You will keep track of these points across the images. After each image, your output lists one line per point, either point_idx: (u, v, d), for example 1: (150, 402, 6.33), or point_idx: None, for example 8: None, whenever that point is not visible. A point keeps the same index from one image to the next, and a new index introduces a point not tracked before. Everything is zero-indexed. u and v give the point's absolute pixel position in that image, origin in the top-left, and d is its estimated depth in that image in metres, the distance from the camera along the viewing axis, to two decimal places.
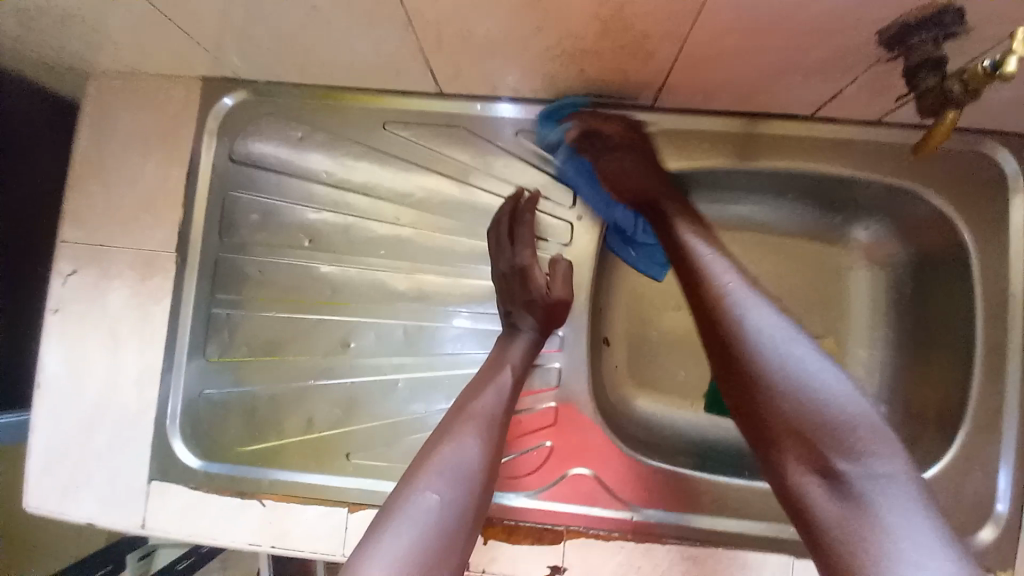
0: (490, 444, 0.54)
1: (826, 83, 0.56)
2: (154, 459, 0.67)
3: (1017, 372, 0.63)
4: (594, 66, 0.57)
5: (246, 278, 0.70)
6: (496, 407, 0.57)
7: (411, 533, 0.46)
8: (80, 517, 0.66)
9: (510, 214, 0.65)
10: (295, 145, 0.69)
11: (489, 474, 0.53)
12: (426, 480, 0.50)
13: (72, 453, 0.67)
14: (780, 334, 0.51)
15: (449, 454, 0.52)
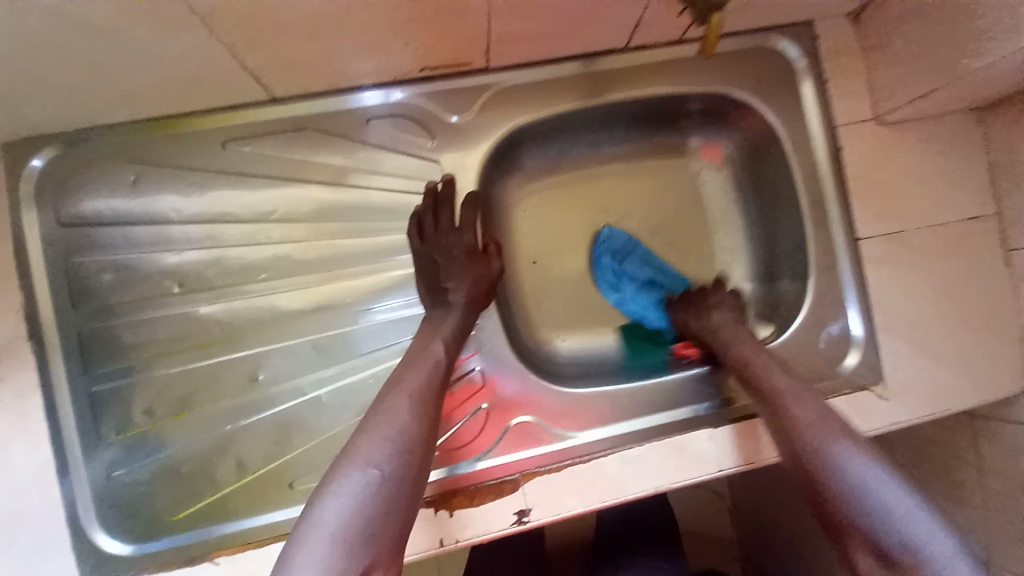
0: (425, 417, 0.55)
1: (627, 13, 0.62)
2: (80, 560, 0.61)
3: (840, 221, 0.75)
4: (418, 40, 0.58)
5: (122, 344, 0.64)
6: (428, 379, 0.58)
7: (350, 503, 0.47)
8: None
9: (434, 203, 0.68)
10: (131, 189, 0.63)
11: (426, 443, 0.54)
12: (365, 452, 0.51)
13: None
14: (789, 382, 0.64)
15: (385, 428, 0.53)
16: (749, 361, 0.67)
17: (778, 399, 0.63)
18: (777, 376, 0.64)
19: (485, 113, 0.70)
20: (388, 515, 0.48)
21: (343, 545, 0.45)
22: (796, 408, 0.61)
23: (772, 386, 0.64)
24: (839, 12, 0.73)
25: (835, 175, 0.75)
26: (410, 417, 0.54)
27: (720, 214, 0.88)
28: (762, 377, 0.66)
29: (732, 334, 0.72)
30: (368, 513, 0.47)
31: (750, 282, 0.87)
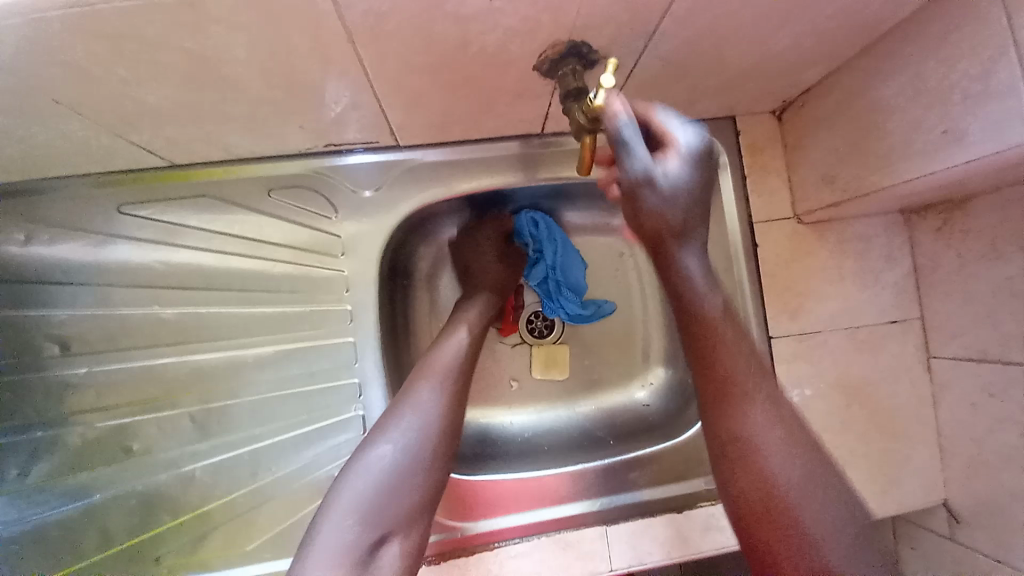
0: (453, 394, 0.59)
1: (531, 106, 0.61)
2: None
3: (754, 317, 0.73)
4: (311, 124, 0.58)
5: (2, 400, 0.63)
6: (454, 363, 0.63)
7: (377, 474, 0.50)
8: None
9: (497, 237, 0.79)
10: (21, 247, 0.63)
11: (450, 421, 0.57)
12: (405, 422, 0.54)
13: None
14: (772, 428, 0.51)
15: (414, 407, 0.56)
16: (736, 428, 0.52)
17: (760, 461, 0.50)
18: (756, 423, 0.51)
19: (397, 188, 0.69)
20: (407, 489, 0.51)
21: (366, 513, 0.48)
22: (770, 462, 0.49)
23: (755, 467, 0.50)
24: (761, 109, 0.72)
25: (749, 270, 0.74)
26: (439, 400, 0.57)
27: (642, 294, 0.86)
28: (737, 416, 0.52)
29: (691, 286, 0.56)
30: (394, 485, 0.50)
31: (666, 367, 0.83)
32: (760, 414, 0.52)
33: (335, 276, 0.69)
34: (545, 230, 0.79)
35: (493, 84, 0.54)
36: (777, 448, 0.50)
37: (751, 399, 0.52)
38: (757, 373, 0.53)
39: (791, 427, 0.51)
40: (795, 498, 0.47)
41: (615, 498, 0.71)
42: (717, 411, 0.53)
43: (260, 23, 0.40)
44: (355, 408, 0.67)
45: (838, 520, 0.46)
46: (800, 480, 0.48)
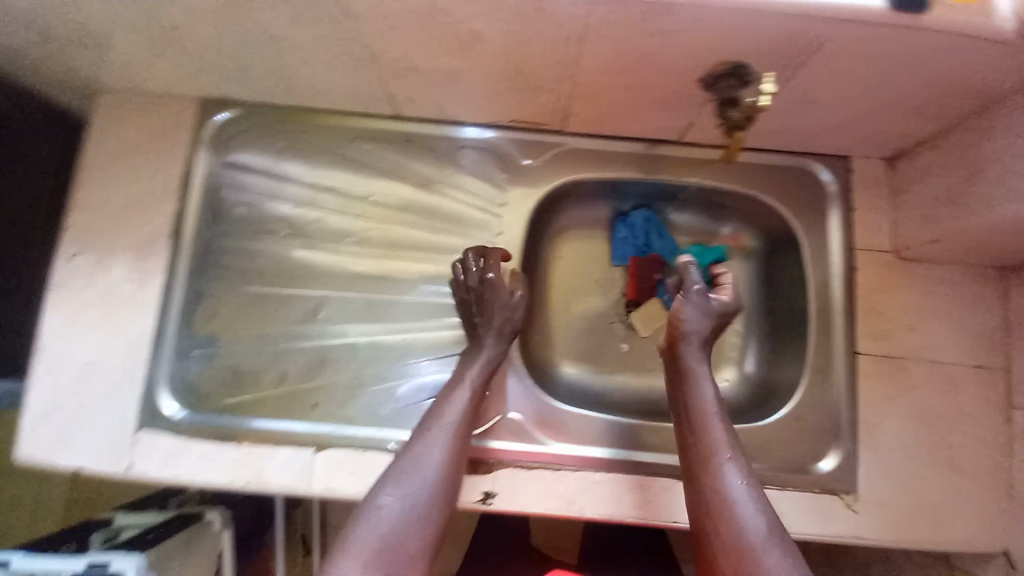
0: (456, 449, 0.67)
1: (683, 113, 0.77)
2: (143, 410, 0.77)
3: (842, 332, 0.82)
4: (514, 97, 0.77)
5: (235, 259, 0.84)
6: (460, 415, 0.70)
7: (387, 527, 0.59)
8: (68, 466, 0.75)
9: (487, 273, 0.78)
10: (277, 152, 0.85)
11: (451, 486, 0.64)
12: (409, 485, 0.63)
13: (63, 407, 0.76)
14: (740, 487, 0.63)
15: (428, 460, 0.65)
16: (705, 464, 0.65)
17: (734, 509, 0.62)
18: (727, 482, 0.64)
19: (552, 163, 0.87)
20: (405, 545, 0.59)
21: (376, 558, 0.57)
22: (741, 521, 0.61)
23: (728, 518, 0.61)
24: (874, 155, 0.84)
25: (842, 288, 0.83)
26: (450, 456, 0.66)
27: (735, 303, 0.95)
28: (714, 486, 0.64)
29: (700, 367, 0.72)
30: (405, 532, 0.59)
31: (746, 365, 0.93)
32: (727, 469, 0.65)
33: (494, 221, 0.86)
34: (656, 228, 0.95)
35: (663, 85, 0.70)
36: (739, 495, 0.63)
37: (725, 465, 0.65)
38: (724, 436, 0.67)
39: (753, 481, 0.64)
40: (759, 545, 0.59)
41: (643, 452, 0.80)
42: (695, 456, 0.67)
43: (530, 11, 0.59)
44: None
45: (791, 558, 0.58)
46: (761, 527, 0.60)
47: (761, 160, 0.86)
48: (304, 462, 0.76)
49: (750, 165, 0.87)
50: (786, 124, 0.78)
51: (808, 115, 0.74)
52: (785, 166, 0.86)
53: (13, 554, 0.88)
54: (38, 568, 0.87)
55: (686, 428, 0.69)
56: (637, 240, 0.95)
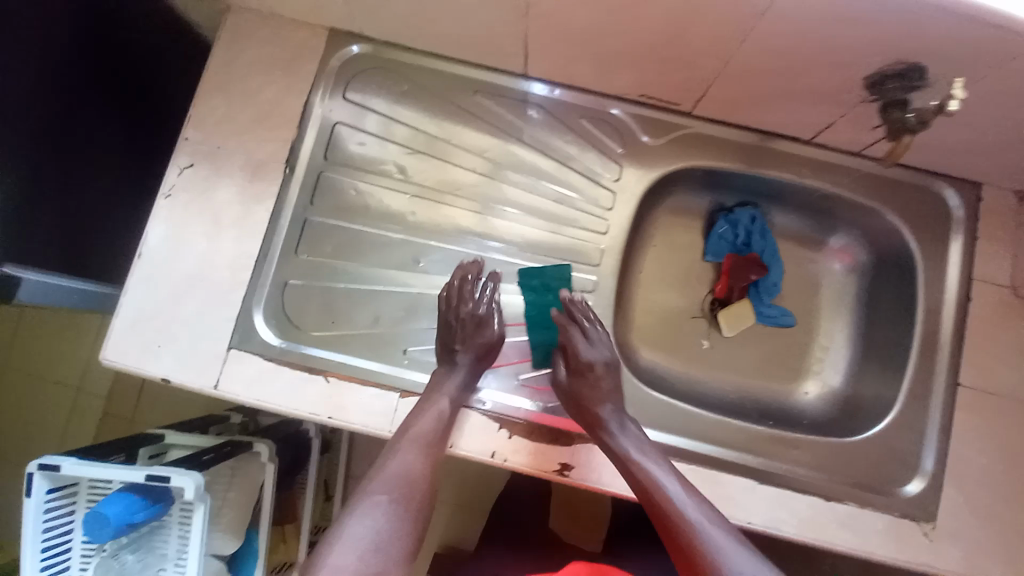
0: (431, 454, 0.67)
1: (828, 111, 0.74)
2: (236, 328, 0.77)
3: (946, 362, 0.79)
4: (655, 72, 0.74)
5: (343, 196, 0.84)
6: (435, 424, 0.69)
7: (371, 527, 0.58)
8: (154, 373, 0.75)
9: (459, 293, 0.79)
10: (398, 94, 0.85)
11: (425, 485, 0.64)
12: (389, 486, 0.62)
13: (160, 312, 0.76)
14: (727, 544, 0.58)
15: (402, 463, 0.64)
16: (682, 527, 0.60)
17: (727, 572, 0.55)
18: (709, 541, 0.58)
19: (672, 146, 0.85)
20: (393, 541, 0.58)
21: (363, 557, 0.56)
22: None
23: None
24: (1009, 186, 0.80)
25: (953, 318, 0.80)
26: (421, 455, 0.66)
27: (830, 315, 0.94)
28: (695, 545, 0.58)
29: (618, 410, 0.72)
30: (384, 533, 0.58)
31: (832, 378, 0.91)
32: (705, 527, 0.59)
33: (605, 195, 0.86)
34: (759, 228, 0.92)
35: (820, 79, 0.67)
36: (728, 551, 0.57)
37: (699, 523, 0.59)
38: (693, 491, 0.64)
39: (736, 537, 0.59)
40: None
41: (720, 448, 0.79)
42: (667, 524, 0.61)
43: None
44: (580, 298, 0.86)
45: None
46: None
47: (888, 173, 0.83)
48: (386, 405, 0.75)
49: (876, 176, 0.83)
50: (932, 140, 0.74)
51: (960, 133, 0.71)
52: (911, 183, 0.83)
53: (65, 457, 0.82)
54: (93, 473, 0.83)
55: (646, 497, 0.64)
56: (739, 237, 0.92)
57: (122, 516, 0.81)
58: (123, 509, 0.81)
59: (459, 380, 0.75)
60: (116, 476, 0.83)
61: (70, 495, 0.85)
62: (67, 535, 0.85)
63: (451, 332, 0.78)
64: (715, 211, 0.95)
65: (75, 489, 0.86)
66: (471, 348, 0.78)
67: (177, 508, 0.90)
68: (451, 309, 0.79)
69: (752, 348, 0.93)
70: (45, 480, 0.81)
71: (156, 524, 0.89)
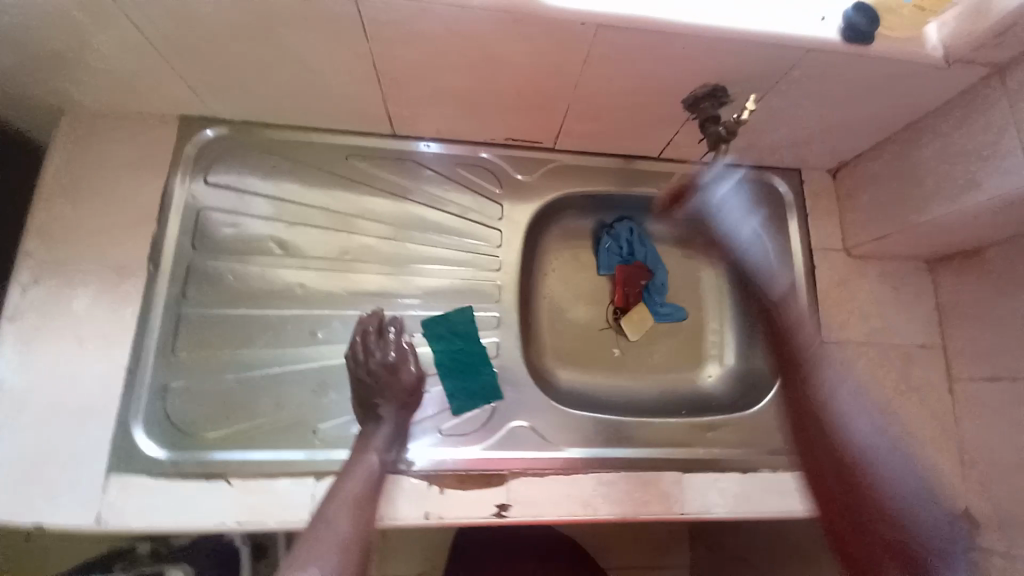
0: (363, 515, 0.66)
1: (666, 131, 0.84)
2: (116, 449, 0.69)
3: (812, 323, 0.90)
4: (512, 117, 0.80)
5: (223, 283, 0.80)
6: (365, 484, 0.68)
7: None
8: (19, 523, 0.65)
9: (367, 345, 0.79)
10: (267, 170, 0.83)
11: (359, 546, 0.63)
12: (319, 556, 0.60)
13: (16, 452, 0.66)
14: None
15: (333, 531, 0.63)
16: None
17: None
18: None
19: (543, 179, 0.91)
20: None
21: None
22: None
23: None
24: (821, 168, 0.96)
25: (807, 285, 0.92)
26: (354, 518, 0.65)
27: (716, 302, 1.03)
28: None
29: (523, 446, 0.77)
30: None
31: (730, 359, 1.00)
32: None
33: (493, 234, 0.90)
34: (638, 238, 1.01)
35: (650, 106, 0.77)
36: None
37: None
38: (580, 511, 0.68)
39: None
40: None
41: (645, 449, 0.84)
42: None
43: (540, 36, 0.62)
44: (489, 336, 0.87)
45: None
46: None
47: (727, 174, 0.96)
48: (305, 493, 0.71)
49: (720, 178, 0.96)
50: (752, 142, 0.87)
51: (772, 132, 0.84)
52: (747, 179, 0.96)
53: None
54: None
55: None
56: (623, 249, 1.01)
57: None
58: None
59: (387, 431, 0.75)
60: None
61: None
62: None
63: (369, 385, 0.77)
64: (597, 229, 1.03)
65: None
66: (393, 394, 0.77)
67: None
68: (362, 363, 0.77)
69: (657, 347, 1.00)
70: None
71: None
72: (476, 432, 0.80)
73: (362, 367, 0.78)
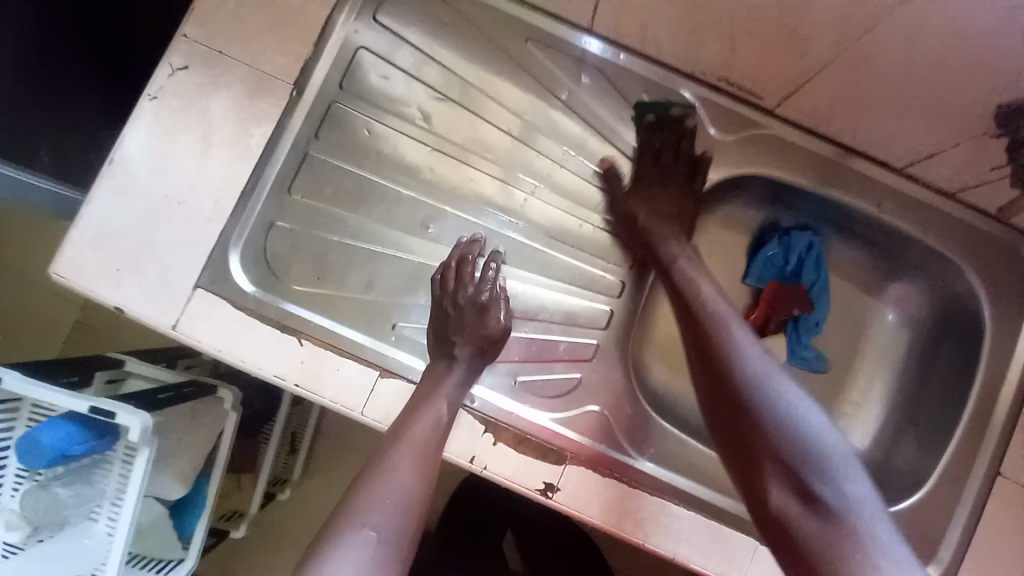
0: (427, 472, 0.59)
1: (942, 132, 0.63)
2: (207, 266, 0.66)
3: (993, 445, 0.69)
4: (754, 47, 0.62)
5: (354, 136, 0.73)
6: (431, 434, 0.60)
7: (356, 566, 0.50)
8: (107, 300, 0.65)
9: (459, 270, 0.69)
10: (439, 27, 0.72)
11: (420, 509, 0.57)
12: (377, 513, 0.54)
13: (120, 233, 0.65)
14: (758, 361, 0.56)
15: (393, 486, 0.56)
16: (717, 342, 0.58)
17: (765, 393, 0.54)
18: (740, 348, 0.57)
19: (742, 145, 0.73)
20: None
21: None
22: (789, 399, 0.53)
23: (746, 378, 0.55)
24: None
25: (1018, 396, 0.70)
26: (416, 474, 0.57)
27: (870, 366, 0.84)
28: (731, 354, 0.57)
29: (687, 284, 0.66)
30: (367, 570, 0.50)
31: (858, 441, 0.82)
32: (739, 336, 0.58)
33: None
34: (814, 258, 0.81)
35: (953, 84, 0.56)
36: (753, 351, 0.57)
37: (735, 327, 0.59)
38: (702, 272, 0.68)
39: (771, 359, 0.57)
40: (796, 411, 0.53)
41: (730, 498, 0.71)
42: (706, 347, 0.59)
43: None
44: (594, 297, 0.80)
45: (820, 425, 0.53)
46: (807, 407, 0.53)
47: (979, 224, 0.73)
48: (362, 381, 0.66)
49: (962, 223, 0.73)
50: None
51: None
52: (999, 239, 0.72)
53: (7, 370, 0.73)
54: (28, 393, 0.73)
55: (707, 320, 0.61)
56: (790, 263, 0.82)
57: (57, 445, 0.72)
58: (61, 437, 0.72)
59: (462, 376, 0.66)
60: (57, 399, 0.74)
61: (9, 411, 0.75)
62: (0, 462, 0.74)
63: (451, 316, 0.67)
64: (767, 230, 0.84)
65: (16, 405, 0.76)
66: (473, 337, 0.67)
67: (120, 446, 0.79)
68: (449, 290, 0.68)
69: (780, 393, 0.84)
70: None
71: (98, 457, 0.79)
72: (547, 399, 0.72)
73: (447, 295, 0.68)
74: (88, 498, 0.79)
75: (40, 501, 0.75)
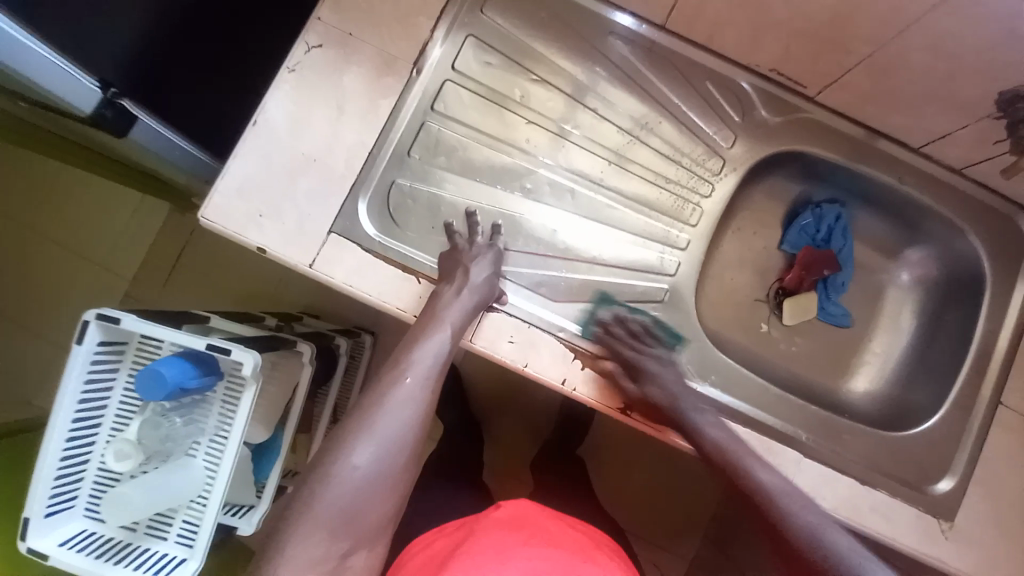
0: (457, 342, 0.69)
1: (951, 118, 0.78)
2: (341, 216, 0.77)
3: (994, 379, 0.83)
4: (797, 46, 0.76)
5: (461, 107, 0.85)
6: (461, 317, 0.69)
7: (395, 413, 0.60)
8: (253, 242, 0.75)
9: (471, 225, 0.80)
10: (536, 20, 0.86)
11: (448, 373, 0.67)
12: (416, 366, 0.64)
13: (262, 185, 0.76)
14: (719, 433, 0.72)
15: (431, 348, 0.66)
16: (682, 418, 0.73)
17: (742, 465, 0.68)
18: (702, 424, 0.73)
19: (787, 126, 0.88)
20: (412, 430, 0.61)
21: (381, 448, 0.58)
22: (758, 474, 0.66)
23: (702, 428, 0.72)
24: None
25: (1014, 340, 0.84)
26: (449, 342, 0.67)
27: (890, 320, 0.98)
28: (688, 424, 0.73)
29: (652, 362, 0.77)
30: (403, 417, 0.60)
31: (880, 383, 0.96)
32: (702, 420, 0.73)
33: (718, 159, 0.89)
34: (841, 228, 0.96)
35: (958, 79, 0.71)
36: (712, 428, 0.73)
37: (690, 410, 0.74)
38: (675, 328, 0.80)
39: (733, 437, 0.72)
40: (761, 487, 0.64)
41: (778, 421, 0.83)
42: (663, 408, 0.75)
43: None
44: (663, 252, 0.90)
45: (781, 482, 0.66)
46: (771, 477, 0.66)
47: (981, 196, 0.87)
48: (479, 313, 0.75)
49: (967, 196, 0.88)
50: None
51: None
52: (998, 209, 0.87)
53: (124, 312, 0.75)
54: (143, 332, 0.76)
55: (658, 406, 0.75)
56: (822, 233, 0.96)
57: (178, 379, 0.74)
58: (179, 372, 0.74)
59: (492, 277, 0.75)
60: (170, 336, 0.76)
61: (115, 355, 0.79)
62: (108, 388, 0.79)
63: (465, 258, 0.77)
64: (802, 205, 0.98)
65: (122, 348, 0.79)
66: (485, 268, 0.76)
67: (222, 384, 0.82)
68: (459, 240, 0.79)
69: (812, 342, 0.97)
70: (99, 331, 0.75)
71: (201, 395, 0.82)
72: None
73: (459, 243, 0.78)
74: (191, 431, 0.82)
75: (156, 429, 0.79)
